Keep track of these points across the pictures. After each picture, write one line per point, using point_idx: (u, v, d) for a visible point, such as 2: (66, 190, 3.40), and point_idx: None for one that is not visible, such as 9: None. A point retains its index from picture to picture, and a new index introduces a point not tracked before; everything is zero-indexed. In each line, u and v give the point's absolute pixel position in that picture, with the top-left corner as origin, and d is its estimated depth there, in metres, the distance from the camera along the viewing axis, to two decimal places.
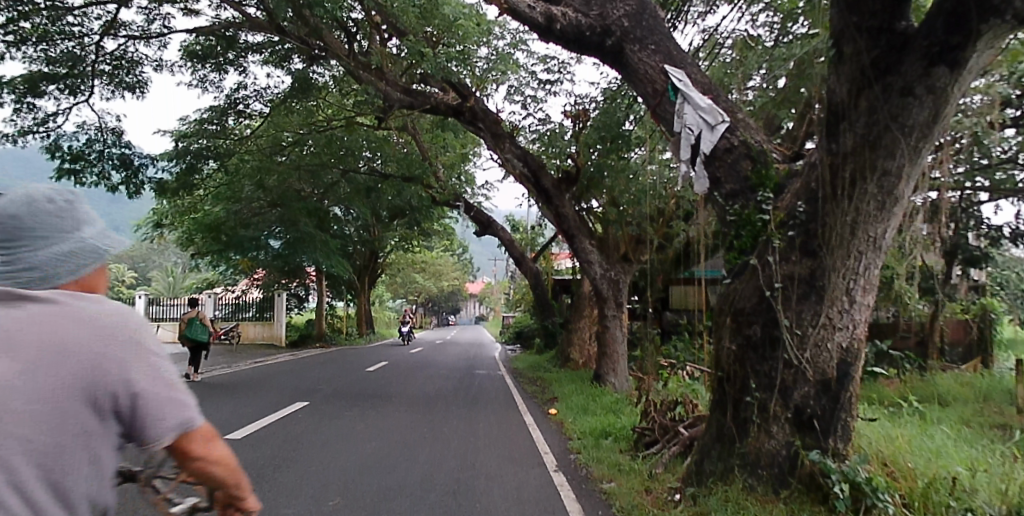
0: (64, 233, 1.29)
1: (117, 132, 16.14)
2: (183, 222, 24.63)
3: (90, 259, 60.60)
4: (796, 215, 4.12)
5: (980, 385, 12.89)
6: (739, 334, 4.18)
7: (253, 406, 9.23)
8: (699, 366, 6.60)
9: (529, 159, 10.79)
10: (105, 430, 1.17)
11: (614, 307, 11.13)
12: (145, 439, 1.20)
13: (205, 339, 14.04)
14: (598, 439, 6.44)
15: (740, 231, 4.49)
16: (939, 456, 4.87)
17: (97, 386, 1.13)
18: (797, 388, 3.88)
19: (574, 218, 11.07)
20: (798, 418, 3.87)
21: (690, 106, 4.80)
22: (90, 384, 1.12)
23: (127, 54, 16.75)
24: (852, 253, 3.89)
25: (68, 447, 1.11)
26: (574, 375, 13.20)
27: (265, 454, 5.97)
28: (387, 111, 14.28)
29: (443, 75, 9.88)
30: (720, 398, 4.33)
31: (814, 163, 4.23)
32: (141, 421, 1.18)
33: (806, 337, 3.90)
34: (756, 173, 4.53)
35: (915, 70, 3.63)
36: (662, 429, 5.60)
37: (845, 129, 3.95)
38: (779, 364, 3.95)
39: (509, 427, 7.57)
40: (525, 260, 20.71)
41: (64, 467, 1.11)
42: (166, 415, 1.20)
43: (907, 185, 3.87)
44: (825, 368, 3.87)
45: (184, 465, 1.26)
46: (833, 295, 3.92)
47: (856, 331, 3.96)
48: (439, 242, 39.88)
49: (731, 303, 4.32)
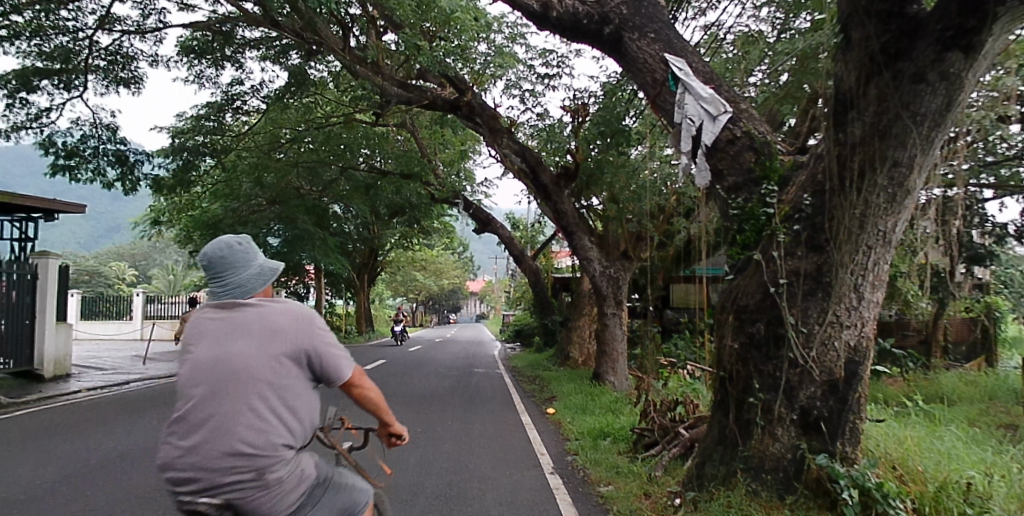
0: (246, 258, 1.68)
1: (111, 128, 16.01)
2: (180, 220, 24.49)
3: (91, 257, 60.56)
4: (802, 208, 3.95)
5: (985, 385, 12.71)
6: (742, 332, 4.01)
7: None
8: (700, 365, 6.42)
9: (527, 154, 10.50)
10: (307, 378, 1.55)
11: (614, 305, 10.95)
12: (329, 375, 1.58)
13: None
14: (596, 440, 6.28)
15: (743, 225, 4.32)
16: (949, 459, 4.70)
17: (301, 346, 1.52)
18: (802, 388, 3.71)
19: (573, 214, 10.86)
20: (804, 420, 3.70)
21: (691, 96, 4.62)
22: (297, 343, 1.52)
23: (123, 49, 16.60)
24: (860, 248, 3.71)
25: (294, 395, 1.50)
26: (573, 374, 13.05)
27: None
28: (384, 107, 14.13)
29: (440, 69, 9.71)
30: (723, 399, 4.17)
31: (820, 154, 4.06)
32: (330, 369, 1.57)
33: (812, 335, 3.72)
34: (760, 165, 4.35)
35: (927, 56, 3.44)
36: (663, 430, 5.43)
37: (854, 118, 3.77)
38: (784, 363, 3.78)
39: (505, 427, 7.42)
40: (524, 258, 20.68)
41: (298, 409, 1.52)
42: (341, 353, 1.62)
43: (918, 177, 3.69)
44: (832, 367, 3.70)
45: (361, 396, 1.66)
46: (841, 291, 3.74)
47: (864, 329, 3.79)
48: (439, 240, 39.70)
49: (734, 300, 4.15)
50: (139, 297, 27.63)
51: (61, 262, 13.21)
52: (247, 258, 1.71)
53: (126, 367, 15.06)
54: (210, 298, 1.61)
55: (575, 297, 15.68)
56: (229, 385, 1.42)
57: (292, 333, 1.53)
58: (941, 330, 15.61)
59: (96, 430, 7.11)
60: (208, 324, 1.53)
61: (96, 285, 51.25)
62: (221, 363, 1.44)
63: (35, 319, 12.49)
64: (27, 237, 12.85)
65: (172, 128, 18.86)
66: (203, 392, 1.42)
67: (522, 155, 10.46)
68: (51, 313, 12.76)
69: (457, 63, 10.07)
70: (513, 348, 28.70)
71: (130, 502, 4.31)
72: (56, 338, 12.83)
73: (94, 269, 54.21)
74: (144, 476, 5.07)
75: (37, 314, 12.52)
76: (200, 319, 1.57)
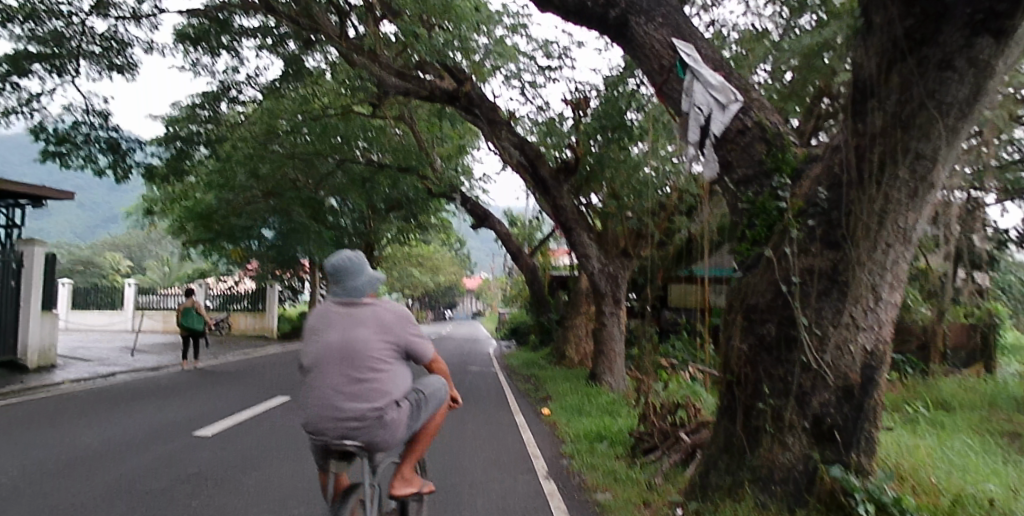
0: (357, 266, 2.18)
1: (104, 115, 15.47)
2: (173, 211, 24.17)
3: (84, 247, 60.07)
4: (816, 203, 3.71)
5: (984, 391, 12.54)
6: (752, 333, 3.78)
7: (231, 399, 8.83)
8: (703, 367, 6.17)
9: (526, 148, 10.14)
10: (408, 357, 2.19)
11: (612, 304, 10.69)
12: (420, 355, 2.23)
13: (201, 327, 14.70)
14: (592, 444, 6.04)
15: (754, 220, 4.08)
16: (962, 472, 4.48)
17: (407, 335, 2.15)
18: (816, 395, 3.48)
19: (572, 211, 10.57)
20: (817, 428, 3.46)
21: (700, 84, 4.38)
22: (407, 334, 2.16)
23: (118, 35, 16.26)
24: (880, 246, 3.46)
25: (399, 370, 2.11)
26: (568, 373, 12.83)
27: (236, 453, 5.56)
28: (381, 98, 13.86)
29: (438, 57, 9.43)
30: (732, 403, 3.94)
31: (836, 145, 3.80)
32: (422, 350, 2.22)
33: (826, 338, 3.49)
34: (772, 157, 4.10)
35: (954, 41, 2.95)
36: (662, 435, 5.19)
37: (874, 108, 3.43)
38: (796, 367, 3.54)
39: (499, 428, 7.17)
40: (521, 255, 20.42)
41: (405, 381, 2.13)
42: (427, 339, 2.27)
43: (942, 169, 3.40)
44: (847, 372, 3.46)
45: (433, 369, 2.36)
46: (857, 292, 3.50)
47: (881, 332, 3.56)
48: (435, 236, 39.50)
49: (743, 300, 3.92)
50: (131, 288, 27.28)
51: (47, 250, 12.93)
52: (356, 269, 2.19)
53: (113, 358, 14.78)
54: (333, 299, 2.16)
55: (572, 295, 15.45)
56: (360, 361, 1.98)
57: (400, 327, 2.15)
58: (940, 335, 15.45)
59: (74, 423, 6.82)
60: (340, 319, 2.10)
61: (89, 276, 50.86)
62: (353, 345, 1.99)
63: (19, 309, 12.21)
64: (14, 223, 12.57)
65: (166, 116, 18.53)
66: (348, 368, 1.95)
67: (521, 149, 10.14)
68: (35, 302, 12.46)
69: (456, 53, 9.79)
70: (508, 346, 28.52)
71: (99, 500, 4.05)
72: (40, 328, 12.57)
73: (87, 259, 53.78)
74: (119, 473, 4.80)
75: (22, 303, 12.26)
76: (330, 313, 2.11)
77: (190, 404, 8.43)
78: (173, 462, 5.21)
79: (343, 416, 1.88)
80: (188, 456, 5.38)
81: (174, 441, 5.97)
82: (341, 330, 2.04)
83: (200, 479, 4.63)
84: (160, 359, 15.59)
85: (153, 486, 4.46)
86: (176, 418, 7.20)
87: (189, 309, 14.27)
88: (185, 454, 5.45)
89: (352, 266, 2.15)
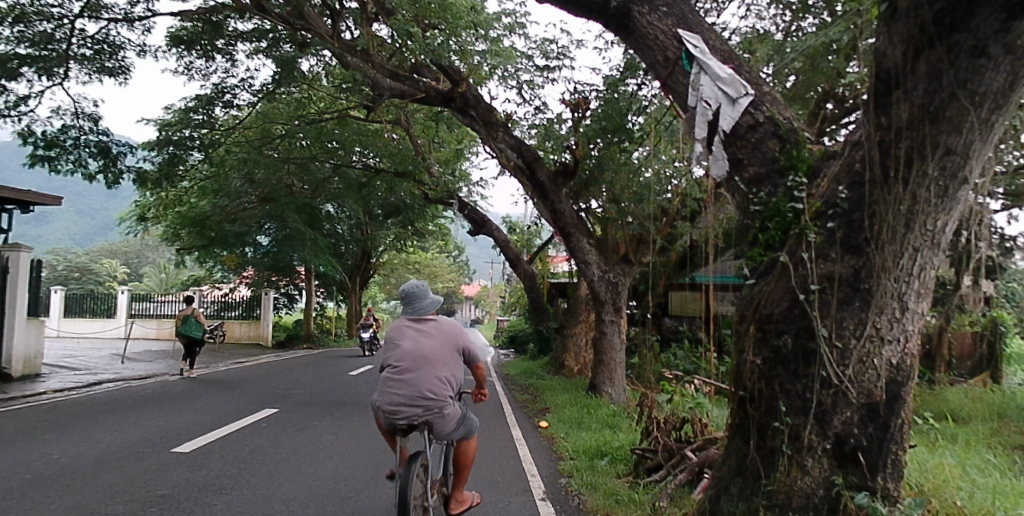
0: (429, 297, 3.79)
1: (93, 118, 15.26)
2: (167, 216, 23.84)
3: (81, 253, 59.73)
4: (835, 203, 3.40)
5: (994, 402, 12.17)
6: (767, 345, 3.47)
7: (216, 411, 8.48)
8: (711, 381, 5.83)
9: (523, 150, 9.86)
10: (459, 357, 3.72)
11: (612, 312, 10.35)
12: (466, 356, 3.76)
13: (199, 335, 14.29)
14: (592, 461, 5.71)
15: (767, 223, 3.78)
16: (990, 495, 4.15)
17: (455, 343, 3.71)
18: (838, 414, 3.16)
19: (571, 216, 10.23)
20: (839, 450, 3.16)
21: (708, 77, 4.11)
22: (457, 341, 3.73)
23: (109, 38, 15.99)
24: (907, 250, 3.14)
25: (451, 366, 3.65)
26: (567, 383, 12.50)
27: (212, 473, 5.22)
28: (376, 101, 13.59)
29: (433, 57, 9.14)
30: (745, 421, 3.63)
31: (857, 140, 3.48)
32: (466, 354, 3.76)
33: (848, 351, 3.17)
34: (786, 154, 3.81)
35: (989, 26, 2.65)
36: (667, 453, 4.87)
37: (899, 100, 3.12)
38: (815, 383, 3.23)
39: (493, 443, 6.82)
40: (519, 262, 20.11)
41: (455, 372, 3.67)
42: (471, 347, 3.79)
43: (975, 166, 3.08)
44: (871, 388, 3.15)
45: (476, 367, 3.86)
46: (882, 300, 3.19)
47: (908, 344, 3.25)
48: (433, 243, 39.11)
49: (756, 309, 3.61)
50: (125, 294, 26.94)
51: (32, 255, 12.60)
52: (428, 295, 3.81)
53: (101, 367, 14.41)
54: (407, 316, 3.77)
55: (571, 302, 15.13)
56: (427, 360, 3.56)
57: (450, 338, 3.72)
58: (947, 344, 15.12)
59: (46, 438, 6.48)
60: (412, 330, 3.71)
61: (84, 283, 50.47)
62: (423, 350, 3.59)
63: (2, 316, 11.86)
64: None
65: (158, 121, 18.27)
66: (420, 363, 3.54)
67: (518, 151, 9.82)
68: (19, 309, 12.15)
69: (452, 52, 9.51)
70: (506, 354, 28.15)
71: None
72: (25, 336, 12.23)
73: (83, 265, 53.39)
74: (81, 495, 4.47)
75: (6, 310, 11.92)
76: (411, 327, 3.73)
77: (173, 416, 8.08)
78: (143, 482, 4.86)
79: (418, 392, 3.48)
80: (160, 476, 5.04)
81: (148, 458, 5.62)
82: (413, 339, 3.65)
83: (168, 502, 4.29)
84: (150, 367, 15.21)
85: (116, 509, 4.13)
86: (155, 433, 6.85)
87: (188, 317, 13.83)
88: (158, 473, 5.11)
89: (419, 295, 3.76)
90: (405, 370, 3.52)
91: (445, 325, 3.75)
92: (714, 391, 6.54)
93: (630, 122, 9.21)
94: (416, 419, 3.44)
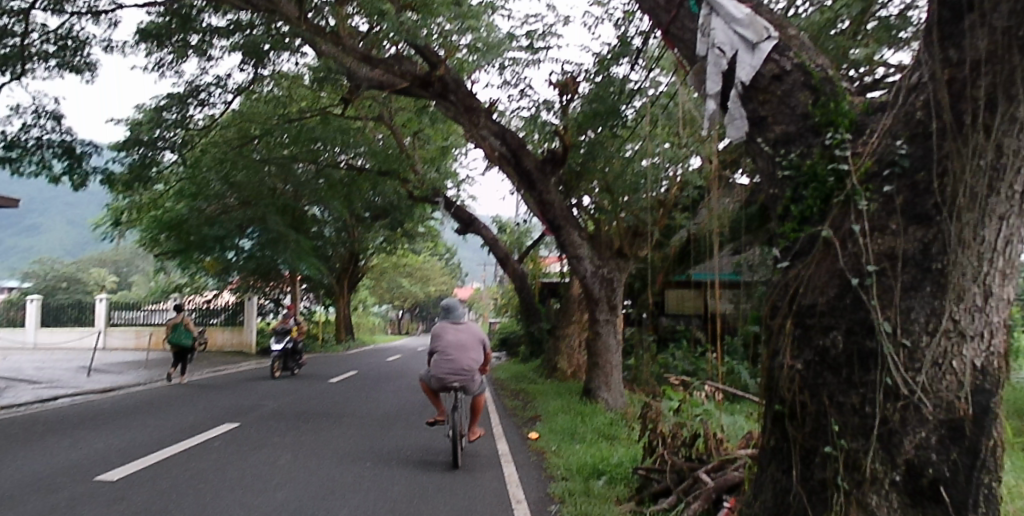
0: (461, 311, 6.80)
1: (56, 116, 13.87)
2: (142, 221, 22.87)
3: (65, 262, 58.28)
4: (892, 161, 2.66)
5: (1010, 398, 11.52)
6: (810, 345, 2.73)
7: (169, 427, 7.62)
8: (720, 387, 5.03)
9: (507, 137, 9.08)
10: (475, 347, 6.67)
11: (608, 310, 9.49)
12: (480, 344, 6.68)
13: (189, 342, 14.17)
14: (588, 482, 4.96)
15: (801, 193, 3.01)
16: None
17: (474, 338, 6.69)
18: (910, 434, 2.41)
19: (561, 207, 9.32)
20: (912, 482, 2.42)
21: (722, 19, 3.40)
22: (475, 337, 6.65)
23: (74, 32, 14.97)
24: (993, 220, 2.39)
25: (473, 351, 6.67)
26: (560, 388, 11.73)
27: (134, 507, 4.34)
28: (353, 92, 12.76)
29: (407, 36, 8.32)
30: (787, 443, 2.86)
31: (918, 82, 2.73)
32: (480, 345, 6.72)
33: (918, 351, 2.44)
34: (822, 107, 3.05)
35: None
36: (677, 475, 4.12)
37: (982, 21, 2.36)
38: (877, 394, 2.48)
39: (475, 460, 6.04)
40: (509, 261, 19.34)
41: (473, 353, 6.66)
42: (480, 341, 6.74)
43: None
44: (951, 400, 2.41)
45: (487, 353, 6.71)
46: (960, 285, 2.44)
47: (994, 341, 2.50)
48: (421, 245, 38.25)
49: (793, 300, 2.86)
50: (103, 303, 25.95)
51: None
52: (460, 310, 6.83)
53: (64, 380, 13.49)
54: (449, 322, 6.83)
55: (564, 302, 14.34)
56: (459, 345, 6.64)
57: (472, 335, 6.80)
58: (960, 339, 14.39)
59: None
60: (451, 330, 6.81)
61: (67, 294, 49.13)
62: (457, 340, 6.68)
63: None
64: None
65: (131, 120, 17.16)
66: (456, 347, 6.60)
67: (501, 137, 8.97)
68: None
69: (428, 30, 8.69)
70: (498, 357, 27.34)
71: None
72: None
73: (66, 275, 52.08)
74: None
75: None
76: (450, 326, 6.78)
77: (122, 433, 7.20)
78: None
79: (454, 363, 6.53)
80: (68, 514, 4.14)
81: (65, 489, 4.74)
82: (452, 335, 6.77)
83: None
84: (118, 378, 14.29)
85: None
86: (90, 455, 5.97)
87: (177, 325, 13.72)
88: (68, 510, 4.23)
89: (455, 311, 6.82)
90: (447, 353, 6.61)
91: (470, 327, 6.87)
92: (724, 400, 5.80)
93: (624, 109, 8.56)
94: (456, 379, 6.47)
